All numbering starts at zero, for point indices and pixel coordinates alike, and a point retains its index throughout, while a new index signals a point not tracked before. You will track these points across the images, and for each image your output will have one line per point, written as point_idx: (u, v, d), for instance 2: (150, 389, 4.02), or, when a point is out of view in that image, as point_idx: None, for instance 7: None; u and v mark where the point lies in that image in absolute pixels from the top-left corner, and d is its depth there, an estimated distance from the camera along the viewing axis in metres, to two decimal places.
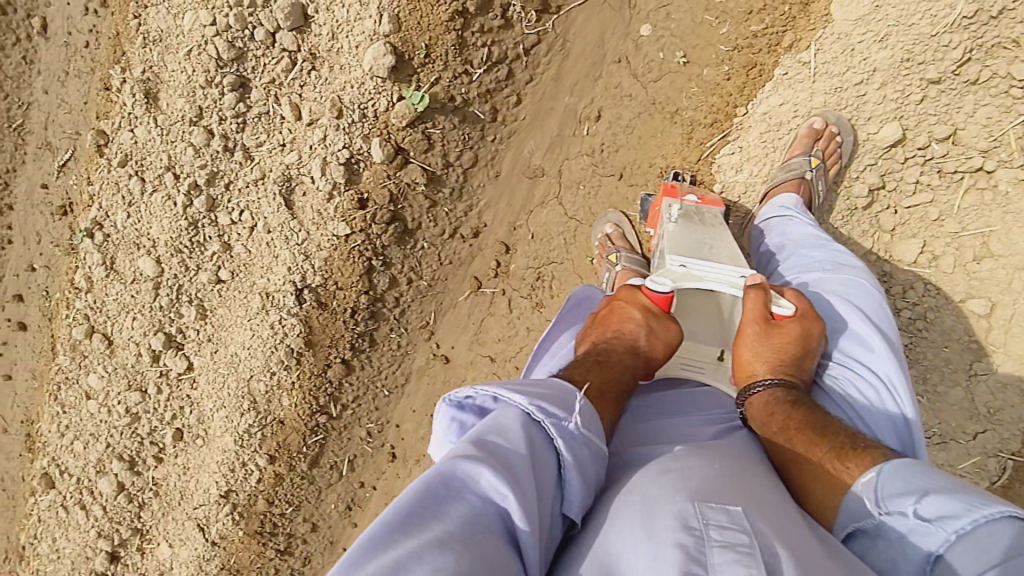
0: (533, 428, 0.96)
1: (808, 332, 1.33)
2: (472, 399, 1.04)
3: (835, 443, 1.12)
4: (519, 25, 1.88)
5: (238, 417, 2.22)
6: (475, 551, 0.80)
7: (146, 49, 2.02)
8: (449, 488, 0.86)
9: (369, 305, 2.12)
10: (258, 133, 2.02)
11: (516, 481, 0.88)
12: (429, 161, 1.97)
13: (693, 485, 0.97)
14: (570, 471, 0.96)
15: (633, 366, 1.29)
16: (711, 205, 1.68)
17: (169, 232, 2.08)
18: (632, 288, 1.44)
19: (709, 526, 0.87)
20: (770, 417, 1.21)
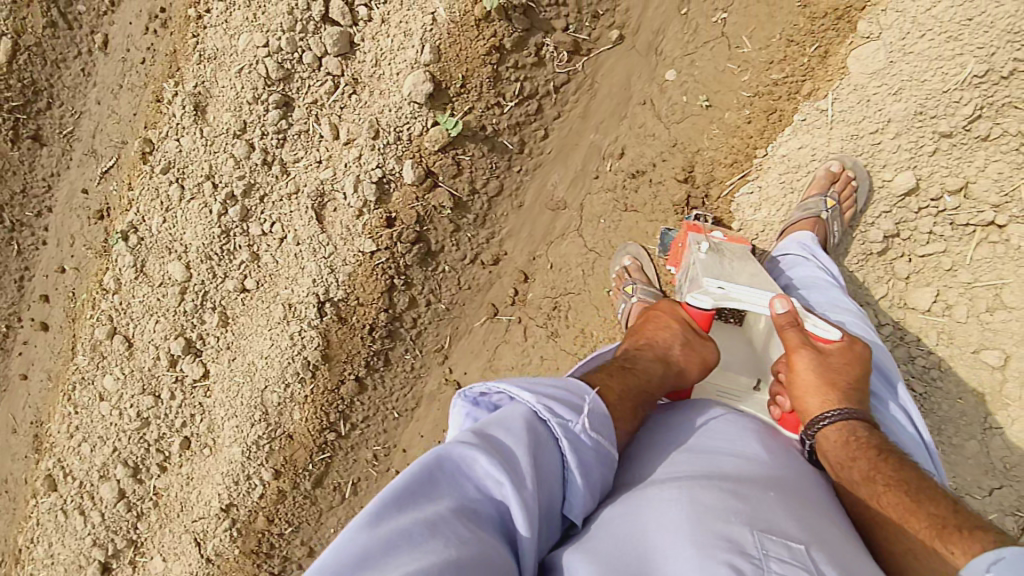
0: (539, 425, 0.98)
1: (854, 360, 1.34)
2: (489, 395, 1.05)
3: (934, 521, 1.06)
4: (551, 64, 1.99)
5: (248, 427, 2.25)
6: (473, 539, 0.81)
7: (200, 65, 2.14)
8: (449, 473, 0.87)
9: (387, 323, 2.16)
10: (297, 150, 2.12)
11: (517, 473, 0.88)
12: (456, 186, 2.05)
13: (745, 511, 0.99)
14: (572, 472, 0.98)
15: (664, 374, 1.35)
16: (737, 242, 1.73)
17: (201, 239, 2.17)
18: (674, 304, 1.55)
19: (768, 557, 0.91)
20: (851, 463, 1.20)
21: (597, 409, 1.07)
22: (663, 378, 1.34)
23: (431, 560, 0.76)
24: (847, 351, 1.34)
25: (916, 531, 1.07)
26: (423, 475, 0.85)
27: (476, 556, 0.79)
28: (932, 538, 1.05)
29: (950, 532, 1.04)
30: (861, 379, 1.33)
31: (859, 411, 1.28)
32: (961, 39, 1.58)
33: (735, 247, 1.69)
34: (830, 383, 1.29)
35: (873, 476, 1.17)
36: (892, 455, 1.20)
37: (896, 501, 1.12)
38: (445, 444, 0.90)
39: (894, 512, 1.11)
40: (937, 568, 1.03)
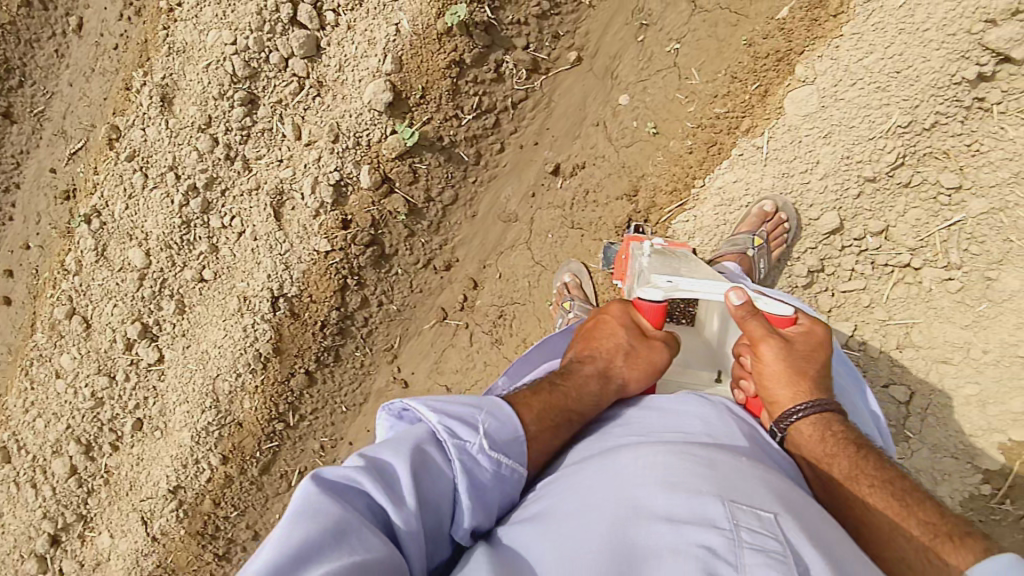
0: (432, 447, 1.06)
1: (814, 340, 1.31)
2: (410, 410, 1.15)
3: (927, 526, 1.11)
4: (510, 81, 2.09)
5: (199, 413, 2.33)
6: (370, 547, 0.88)
7: (169, 58, 2.21)
8: (346, 489, 0.95)
9: (339, 321, 2.26)
10: (260, 147, 2.19)
11: (397, 497, 0.97)
12: (412, 194, 2.14)
13: (712, 481, 1.03)
14: (461, 493, 1.05)
15: (599, 390, 1.31)
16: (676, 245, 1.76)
17: (162, 228, 2.24)
18: (625, 304, 1.46)
19: (739, 527, 0.94)
20: (831, 460, 1.20)
21: (500, 421, 1.12)
22: (599, 395, 1.31)
23: (332, 565, 0.84)
24: (806, 332, 1.32)
25: (910, 539, 1.10)
26: (322, 489, 0.92)
27: (373, 562, 0.87)
28: (926, 548, 1.09)
29: (943, 541, 1.09)
30: (821, 359, 1.30)
31: (826, 399, 1.27)
32: (889, 90, 1.67)
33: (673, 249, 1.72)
34: (797, 373, 1.26)
35: (857, 477, 1.17)
36: (869, 449, 1.21)
37: (883, 505, 1.15)
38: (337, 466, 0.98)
39: (883, 519, 1.13)
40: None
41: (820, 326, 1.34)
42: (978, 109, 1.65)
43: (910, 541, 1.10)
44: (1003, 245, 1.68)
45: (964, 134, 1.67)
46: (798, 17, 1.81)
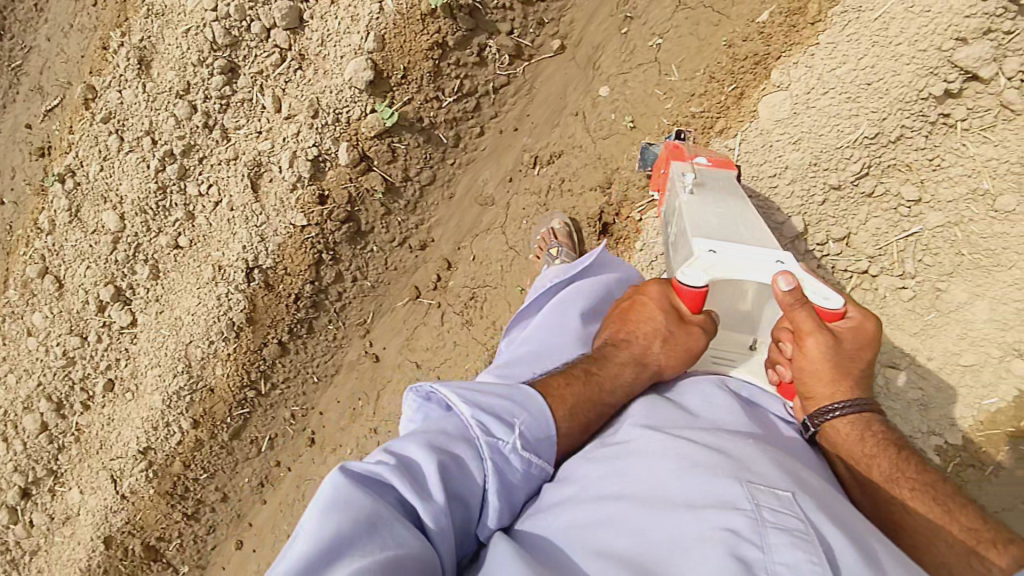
0: (463, 441, 1.09)
1: (861, 330, 1.23)
2: (438, 394, 1.19)
3: (969, 531, 1.08)
4: (492, 65, 2.11)
5: (170, 377, 2.36)
6: (406, 539, 0.92)
7: (148, 20, 2.19)
8: (375, 482, 0.97)
9: (312, 295, 2.30)
10: (239, 117, 2.21)
11: (428, 490, 1.00)
12: (390, 172, 2.18)
13: (727, 466, 1.03)
14: (489, 491, 1.09)
15: (634, 377, 1.32)
16: (721, 166, 1.69)
17: (137, 192, 2.26)
18: (662, 284, 1.39)
19: (760, 508, 0.94)
20: (869, 462, 1.20)
21: (534, 420, 1.15)
22: (634, 382, 1.32)
23: (366, 558, 0.86)
24: (856, 328, 1.23)
25: (949, 543, 1.08)
26: (354, 482, 0.94)
27: (408, 556, 0.90)
28: (967, 553, 1.06)
29: (984, 548, 1.05)
30: (866, 357, 1.25)
31: (865, 398, 1.25)
32: (859, 100, 1.72)
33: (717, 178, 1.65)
34: (837, 373, 1.23)
35: (897, 479, 1.16)
36: (909, 452, 1.20)
37: (923, 508, 1.12)
38: (366, 460, 1.01)
39: (923, 522, 1.11)
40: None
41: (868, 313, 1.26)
42: (943, 125, 1.70)
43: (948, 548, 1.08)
44: (954, 257, 1.75)
45: (927, 149, 1.72)
46: (776, 22, 1.86)
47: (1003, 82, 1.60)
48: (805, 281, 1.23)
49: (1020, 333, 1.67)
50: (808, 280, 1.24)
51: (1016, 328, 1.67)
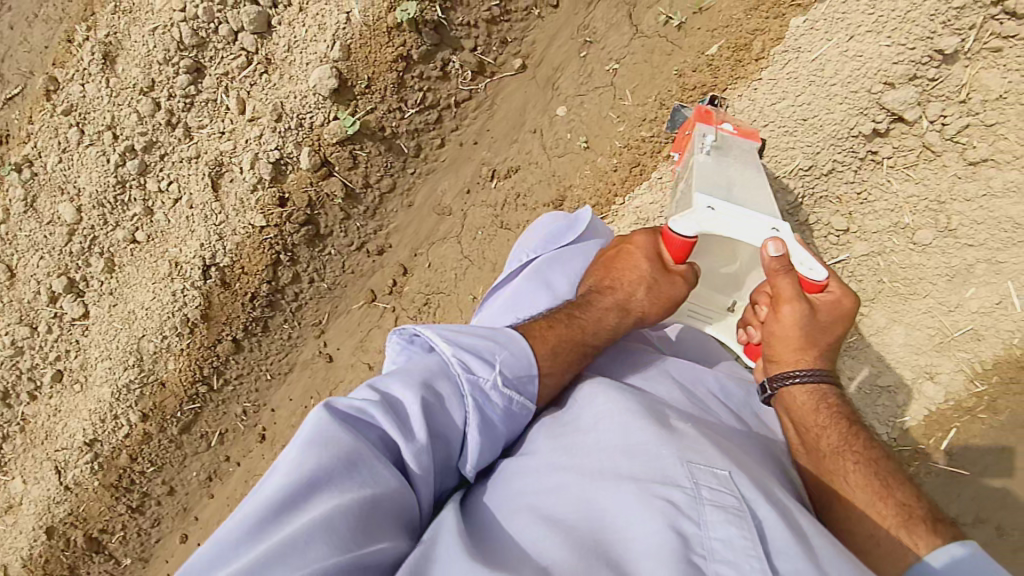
0: (444, 379, 1.13)
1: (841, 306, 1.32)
2: (420, 337, 1.25)
3: (901, 509, 1.13)
4: (455, 80, 2.18)
5: (120, 370, 2.38)
6: (383, 478, 0.97)
7: (115, 16, 2.21)
8: (356, 418, 1.01)
9: (268, 294, 2.34)
10: (203, 116, 2.24)
11: (410, 427, 1.04)
12: (351, 178, 2.24)
13: (672, 443, 1.08)
14: (471, 427, 1.13)
15: (617, 322, 1.44)
16: (744, 137, 1.78)
17: (96, 185, 2.28)
18: (650, 234, 1.52)
19: (700, 486, 1.01)
20: (821, 434, 1.25)
21: (513, 359, 1.20)
22: (617, 325, 1.44)
23: (344, 493, 0.92)
24: (833, 303, 1.32)
25: (881, 516, 1.13)
26: (335, 419, 0.98)
27: (382, 496, 0.96)
28: (897, 527, 1.11)
29: (914, 523, 1.11)
30: (837, 331, 1.33)
31: (826, 369, 1.33)
32: (795, 135, 1.86)
33: (740, 148, 1.75)
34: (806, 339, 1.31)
35: (843, 451, 1.22)
36: (860, 429, 1.26)
37: (862, 480, 1.18)
38: (351, 397, 1.04)
39: (859, 493, 1.17)
40: (898, 558, 1.10)
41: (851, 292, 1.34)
42: (871, 161, 1.86)
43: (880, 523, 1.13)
44: (876, 286, 1.91)
45: (856, 182, 1.88)
46: (724, 56, 1.96)
47: (925, 124, 1.78)
48: (796, 252, 1.32)
49: (931, 357, 1.86)
50: (801, 252, 1.33)
51: (928, 354, 1.86)
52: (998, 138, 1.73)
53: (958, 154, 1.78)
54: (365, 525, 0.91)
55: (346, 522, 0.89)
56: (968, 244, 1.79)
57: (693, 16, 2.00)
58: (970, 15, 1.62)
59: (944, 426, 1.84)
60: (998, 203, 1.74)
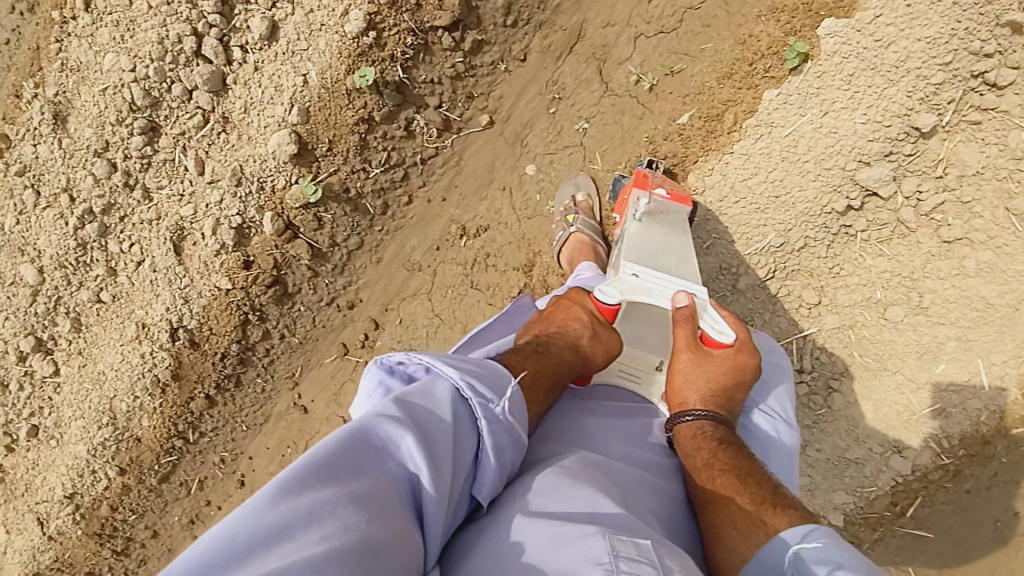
0: (461, 404, 0.99)
1: (740, 365, 1.42)
2: (403, 365, 1.06)
3: (756, 496, 1.17)
4: (420, 137, 2.10)
5: (95, 429, 2.34)
6: (388, 521, 0.83)
7: (63, 74, 2.10)
8: (370, 446, 0.89)
9: (239, 352, 2.30)
10: (161, 177, 2.16)
11: (434, 456, 0.91)
12: (317, 239, 2.17)
13: (599, 520, 1.01)
14: (485, 453, 1.00)
15: (572, 361, 1.35)
16: (677, 202, 1.75)
17: (56, 247, 2.20)
18: (582, 292, 1.54)
19: (618, 558, 0.92)
20: (696, 451, 1.30)
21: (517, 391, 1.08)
22: (572, 366, 1.35)
23: (347, 531, 0.79)
24: (732, 359, 1.42)
25: (739, 507, 1.16)
26: (345, 445, 0.87)
27: (387, 539, 0.81)
28: (752, 513, 1.15)
29: (768, 508, 1.15)
30: (735, 386, 1.41)
31: (718, 413, 1.35)
32: (766, 213, 1.83)
33: (672, 213, 1.74)
34: (697, 386, 1.38)
35: (711, 462, 1.25)
36: (730, 444, 1.29)
37: (724, 482, 1.21)
38: (363, 418, 0.91)
39: (722, 494, 1.20)
40: (753, 539, 1.11)
41: (755, 351, 1.44)
42: (844, 235, 1.84)
43: (735, 513, 1.16)
44: (847, 358, 1.90)
45: (828, 258, 1.87)
46: (695, 125, 1.93)
47: (901, 200, 1.77)
48: (702, 311, 1.45)
49: (898, 433, 1.86)
50: (708, 315, 1.45)
51: (896, 429, 1.86)
52: (973, 216, 1.74)
53: (933, 232, 1.78)
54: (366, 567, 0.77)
55: (342, 563, 0.75)
56: (938, 321, 1.80)
57: (664, 78, 1.96)
58: (950, 89, 1.64)
59: (910, 496, 1.87)
60: (972, 283, 1.75)
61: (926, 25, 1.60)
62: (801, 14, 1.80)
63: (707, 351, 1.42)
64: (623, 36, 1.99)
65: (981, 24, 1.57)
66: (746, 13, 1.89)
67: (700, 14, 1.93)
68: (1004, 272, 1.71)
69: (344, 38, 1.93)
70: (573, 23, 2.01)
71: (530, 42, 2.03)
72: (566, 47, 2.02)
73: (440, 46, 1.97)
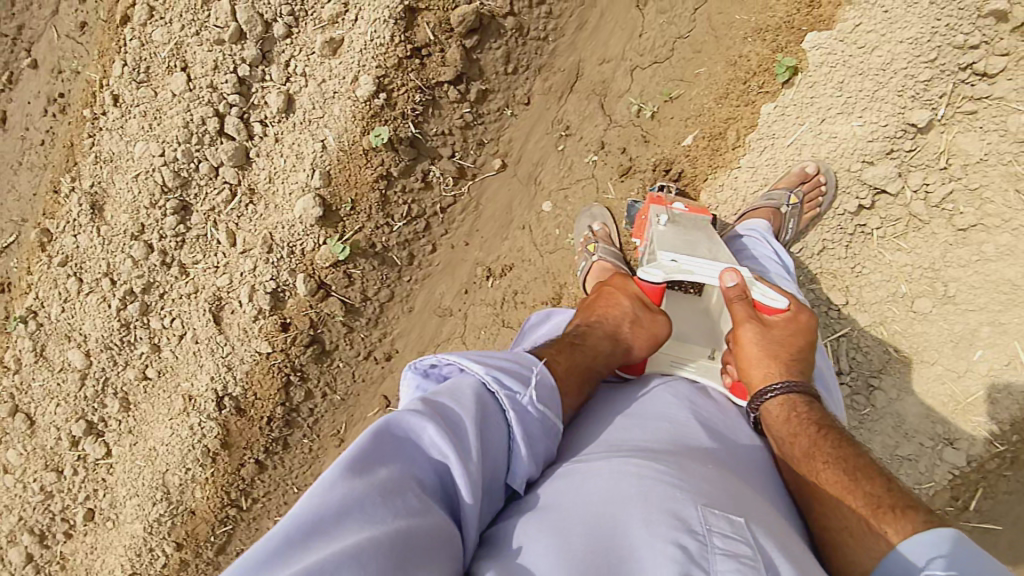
0: (487, 397, 1.04)
1: (800, 326, 1.41)
2: (438, 367, 1.12)
3: (869, 499, 1.13)
4: (438, 187, 2.18)
5: (149, 506, 2.35)
6: (423, 506, 0.86)
7: (97, 166, 2.22)
8: (397, 439, 0.92)
9: (285, 414, 2.34)
10: (195, 252, 2.25)
11: (462, 445, 0.94)
12: (348, 295, 2.24)
13: (680, 488, 1.02)
14: (517, 444, 1.05)
15: (610, 351, 1.40)
16: (697, 213, 1.81)
17: (101, 330, 2.29)
18: (630, 284, 1.58)
19: (711, 533, 0.94)
20: (793, 439, 1.26)
21: (544, 381, 1.14)
22: (610, 356, 1.39)
23: (381, 523, 0.80)
24: (790, 321, 1.40)
25: (852, 510, 1.13)
26: (377, 440, 0.89)
27: (422, 525, 0.83)
28: (867, 516, 1.11)
29: (884, 511, 1.10)
30: (802, 349, 1.39)
31: (799, 381, 1.34)
32: None
33: (692, 220, 1.76)
34: (774, 355, 1.34)
35: (813, 454, 1.22)
36: (830, 429, 1.26)
37: (834, 479, 1.18)
38: (398, 414, 0.94)
39: (832, 491, 1.17)
40: (872, 548, 1.08)
41: (808, 313, 1.44)
42: (861, 234, 1.90)
43: (851, 521, 1.12)
44: (882, 355, 1.90)
45: (849, 258, 1.92)
46: (700, 145, 2.00)
47: (910, 195, 1.81)
48: (753, 284, 1.41)
49: (947, 424, 1.82)
50: (755, 284, 1.42)
51: (943, 420, 1.82)
52: (984, 202, 1.75)
53: (946, 222, 1.81)
54: (405, 555, 0.78)
55: (384, 552, 0.77)
56: (968, 308, 1.80)
57: (663, 105, 2.04)
58: (940, 84, 1.69)
59: (970, 487, 1.82)
60: (993, 267, 1.75)
61: (907, 27, 1.68)
62: (785, 31, 1.87)
63: (768, 322, 1.39)
64: (620, 70, 2.07)
65: (962, 19, 1.62)
66: (734, 35, 1.95)
67: (691, 41, 2.00)
68: None
69: (357, 102, 2.04)
70: (570, 63, 2.10)
71: (532, 85, 2.12)
72: (567, 86, 2.12)
73: (447, 100, 2.07)
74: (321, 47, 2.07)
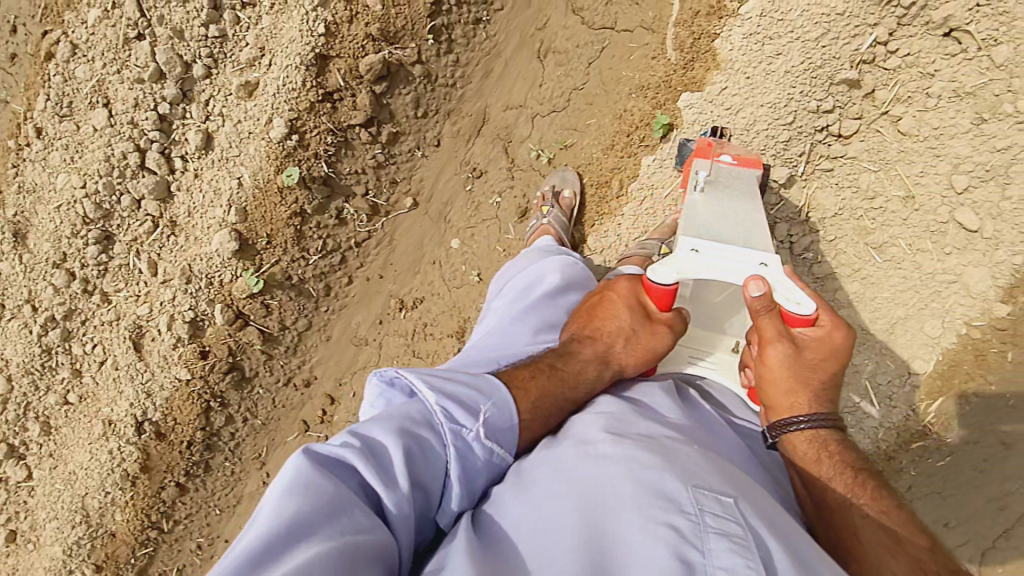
0: (427, 427, 1.08)
1: (835, 343, 1.23)
2: (400, 381, 1.16)
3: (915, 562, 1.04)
4: (352, 224, 2.30)
5: (68, 529, 2.38)
6: (360, 527, 0.90)
7: (21, 196, 2.28)
8: (333, 466, 0.96)
9: (205, 439, 2.39)
10: (117, 280, 2.33)
11: (390, 479, 0.98)
12: (266, 324, 2.32)
13: (674, 469, 1.02)
14: (452, 479, 1.08)
15: (600, 373, 1.36)
16: (747, 165, 1.66)
17: (22, 356, 2.33)
18: (631, 282, 1.48)
19: (704, 513, 0.94)
20: (831, 479, 1.18)
21: (500, 410, 1.14)
22: (599, 379, 1.35)
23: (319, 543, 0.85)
24: (824, 338, 1.23)
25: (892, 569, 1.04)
26: (312, 468, 0.94)
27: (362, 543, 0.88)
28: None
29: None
30: (834, 371, 1.25)
31: (826, 411, 1.25)
32: None
33: (738, 176, 1.63)
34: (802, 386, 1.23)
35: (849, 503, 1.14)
36: (866, 476, 1.18)
37: (873, 536, 1.09)
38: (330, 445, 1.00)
39: (870, 547, 1.08)
40: None
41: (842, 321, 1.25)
42: None
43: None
44: None
45: None
46: (588, 193, 2.15)
47: (777, 244, 1.95)
48: (780, 286, 1.23)
49: None
50: (785, 292, 1.23)
51: None
52: (839, 252, 1.90)
53: (808, 269, 1.94)
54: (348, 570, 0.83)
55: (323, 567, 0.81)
56: None
57: (559, 152, 2.19)
58: (798, 144, 1.86)
59: None
60: (846, 312, 1.89)
61: (766, 92, 1.83)
62: (664, 89, 2.01)
63: (799, 343, 1.23)
64: (522, 117, 2.22)
65: (815, 87, 1.78)
66: (620, 90, 2.09)
67: (585, 92, 2.15)
68: (872, 300, 1.86)
69: (270, 143, 2.13)
70: (477, 108, 2.25)
71: (442, 129, 2.26)
72: (474, 130, 2.26)
73: (359, 141, 2.19)
74: (238, 89, 2.19)
